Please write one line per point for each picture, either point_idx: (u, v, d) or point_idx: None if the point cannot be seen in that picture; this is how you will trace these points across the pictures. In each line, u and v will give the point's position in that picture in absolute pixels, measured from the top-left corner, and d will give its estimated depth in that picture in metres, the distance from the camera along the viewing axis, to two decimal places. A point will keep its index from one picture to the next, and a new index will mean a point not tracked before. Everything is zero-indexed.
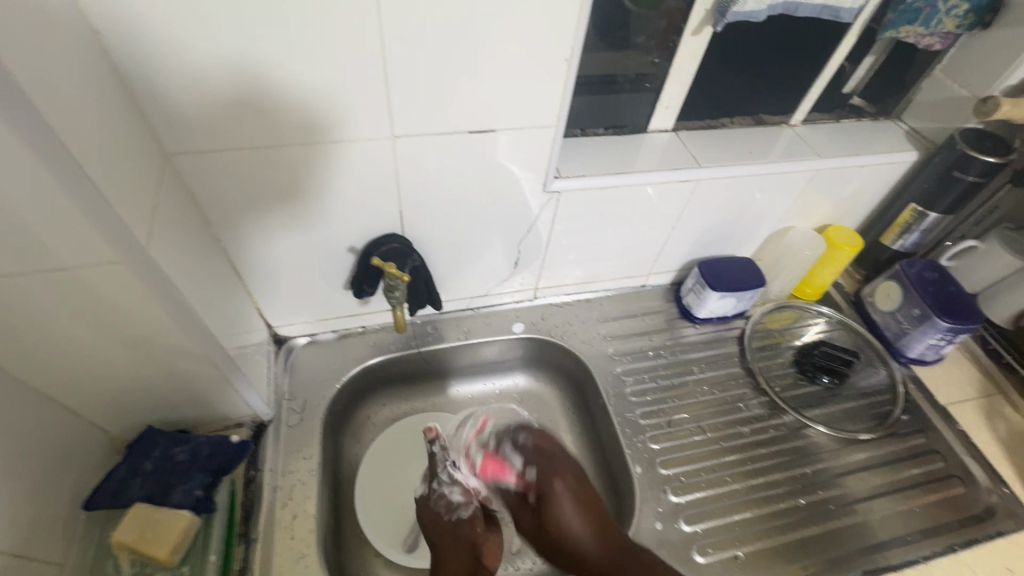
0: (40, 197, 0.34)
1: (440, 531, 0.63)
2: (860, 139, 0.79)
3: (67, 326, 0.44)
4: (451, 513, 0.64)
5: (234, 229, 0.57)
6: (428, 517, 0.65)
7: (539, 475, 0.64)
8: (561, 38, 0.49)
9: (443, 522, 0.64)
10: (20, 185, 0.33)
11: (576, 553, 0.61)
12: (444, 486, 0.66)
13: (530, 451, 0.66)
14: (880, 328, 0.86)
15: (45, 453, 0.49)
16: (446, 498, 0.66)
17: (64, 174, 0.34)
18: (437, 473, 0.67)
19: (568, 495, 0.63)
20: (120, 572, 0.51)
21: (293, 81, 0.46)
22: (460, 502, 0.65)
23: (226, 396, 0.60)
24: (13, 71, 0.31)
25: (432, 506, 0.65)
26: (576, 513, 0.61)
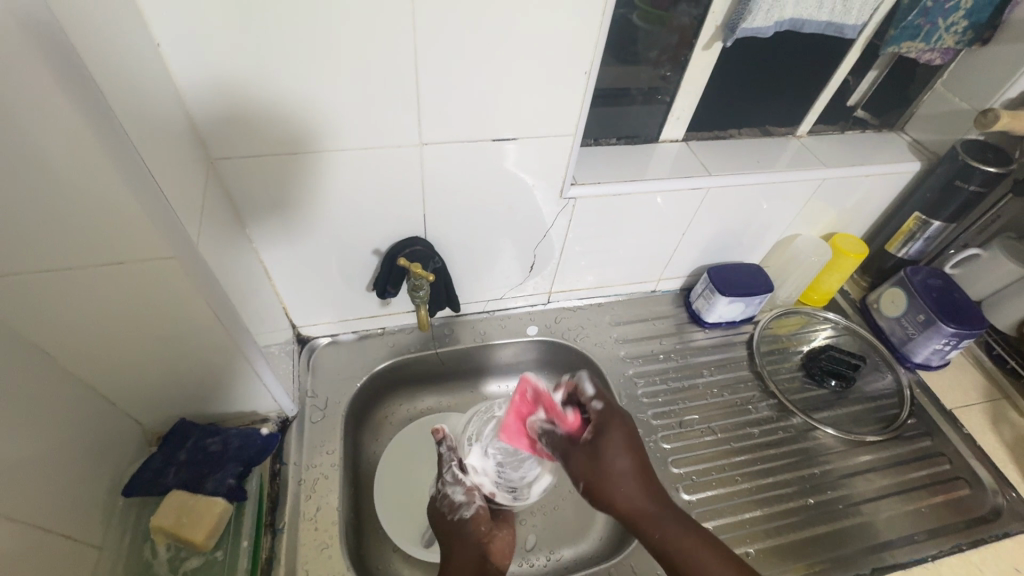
0: (110, 196, 0.38)
1: (445, 531, 0.65)
2: (864, 150, 0.82)
3: (117, 318, 0.47)
4: (453, 512, 0.65)
5: (268, 231, 0.60)
6: (435, 520, 0.67)
7: (600, 413, 0.57)
8: (581, 51, 0.52)
9: (447, 521, 0.65)
10: (93, 182, 0.36)
11: (618, 499, 0.53)
12: (447, 486, 0.68)
13: (600, 391, 0.60)
14: (886, 333, 0.88)
15: (89, 440, 0.51)
16: (450, 498, 0.67)
17: (130, 173, 0.37)
18: (442, 475, 0.69)
19: (623, 436, 0.55)
20: (156, 556, 0.54)
21: (330, 92, 0.49)
22: (463, 501, 0.67)
23: (255, 390, 0.62)
24: (96, 79, 0.34)
25: (437, 508, 0.67)
26: (625, 455, 0.54)
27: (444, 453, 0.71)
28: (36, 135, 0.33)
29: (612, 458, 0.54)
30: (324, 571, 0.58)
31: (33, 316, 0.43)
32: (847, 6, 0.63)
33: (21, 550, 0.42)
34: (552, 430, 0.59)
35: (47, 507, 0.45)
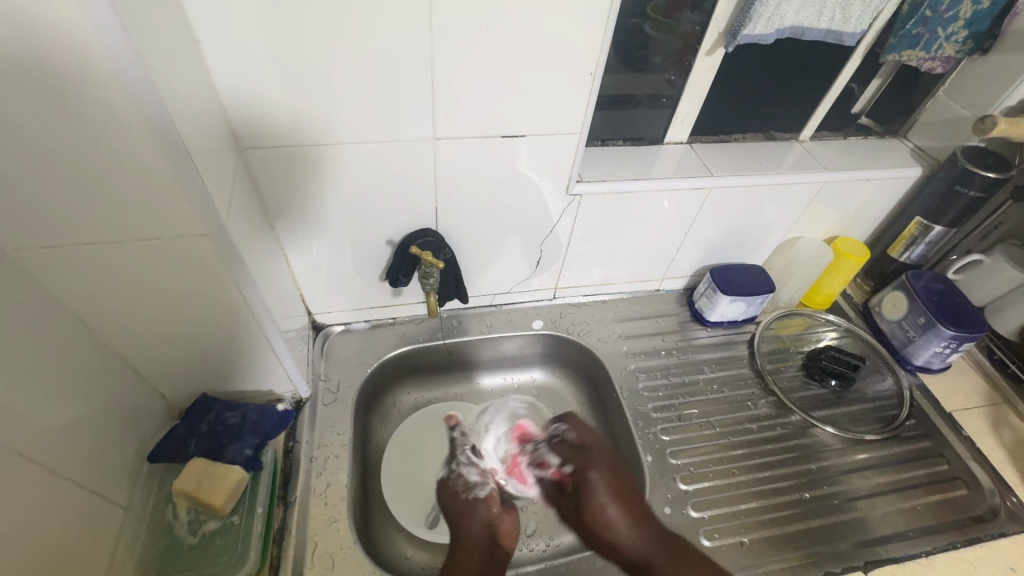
0: (154, 175, 0.41)
1: (455, 508, 0.67)
2: (866, 156, 0.84)
3: (151, 292, 0.50)
4: (468, 491, 0.68)
5: (289, 219, 0.64)
6: (445, 496, 0.68)
7: (574, 469, 0.64)
8: (588, 51, 0.55)
9: (460, 498, 0.67)
10: (140, 160, 0.40)
11: (615, 544, 0.60)
12: (462, 465, 0.70)
13: (567, 448, 0.66)
14: (887, 336, 0.89)
15: (118, 407, 0.55)
16: (463, 478, 0.70)
17: (173, 154, 0.41)
18: (457, 456, 0.72)
19: (603, 492, 0.61)
20: (177, 518, 0.56)
21: (352, 86, 0.53)
22: (476, 482, 0.69)
23: (274, 370, 0.65)
24: (149, 66, 0.38)
25: (449, 485, 0.69)
26: (613, 507, 0.60)
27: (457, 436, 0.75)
28: (92, 112, 0.37)
29: (600, 513, 0.60)
30: (332, 543, 0.61)
31: (75, 283, 0.47)
32: (846, 14, 0.66)
33: (54, 501, 0.45)
34: (544, 475, 0.68)
35: (79, 465, 0.49)
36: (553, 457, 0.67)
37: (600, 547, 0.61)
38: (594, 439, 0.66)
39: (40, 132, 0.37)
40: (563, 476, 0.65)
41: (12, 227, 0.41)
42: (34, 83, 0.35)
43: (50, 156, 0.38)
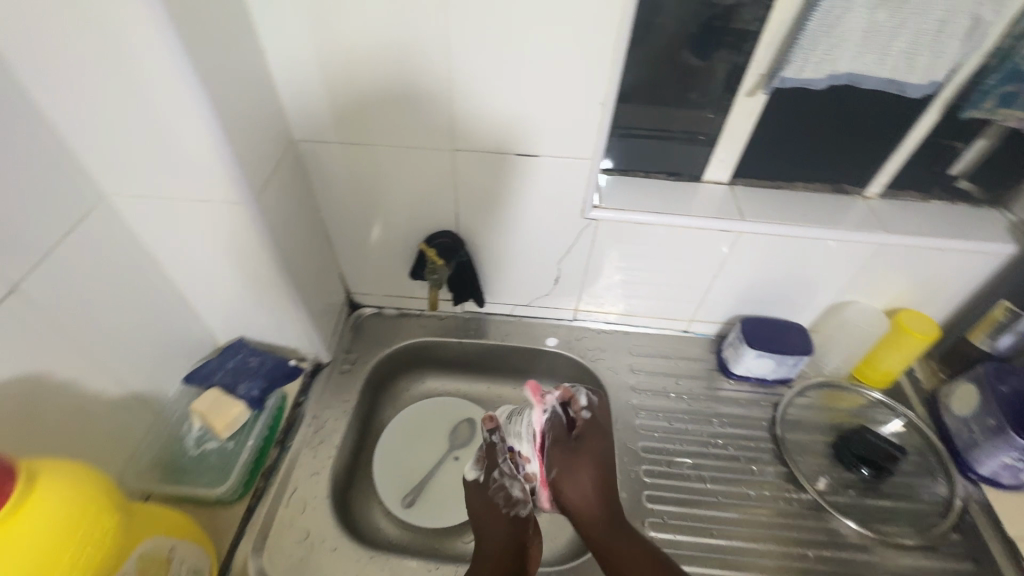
0: (203, 152, 0.50)
1: (489, 522, 0.68)
2: (946, 222, 0.74)
3: (200, 246, 0.62)
4: (508, 508, 0.69)
5: (331, 204, 0.74)
6: (482, 502, 0.70)
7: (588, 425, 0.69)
8: (600, 80, 0.57)
9: (500, 514, 0.68)
10: (192, 139, 0.49)
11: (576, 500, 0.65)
12: (507, 481, 0.71)
13: (597, 407, 0.71)
14: (951, 433, 0.77)
15: (171, 334, 0.67)
16: (506, 491, 0.70)
17: (218, 139, 0.50)
18: (500, 466, 0.71)
19: (596, 466, 0.66)
20: (188, 432, 0.67)
21: (385, 96, 0.60)
22: (519, 500, 0.69)
23: (298, 332, 0.75)
24: (206, 67, 0.46)
25: (492, 497, 0.70)
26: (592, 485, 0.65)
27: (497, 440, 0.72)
28: (159, 95, 0.46)
29: (579, 465, 0.66)
30: (309, 492, 0.69)
31: (147, 227, 0.59)
32: (911, 64, 0.60)
33: (98, 395, 0.57)
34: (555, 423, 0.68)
35: (127, 371, 0.60)
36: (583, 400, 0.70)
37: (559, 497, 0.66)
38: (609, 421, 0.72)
39: (121, 105, 0.47)
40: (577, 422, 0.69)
41: (105, 176, 0.53)
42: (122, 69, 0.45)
43: (128, 124, 0.48)
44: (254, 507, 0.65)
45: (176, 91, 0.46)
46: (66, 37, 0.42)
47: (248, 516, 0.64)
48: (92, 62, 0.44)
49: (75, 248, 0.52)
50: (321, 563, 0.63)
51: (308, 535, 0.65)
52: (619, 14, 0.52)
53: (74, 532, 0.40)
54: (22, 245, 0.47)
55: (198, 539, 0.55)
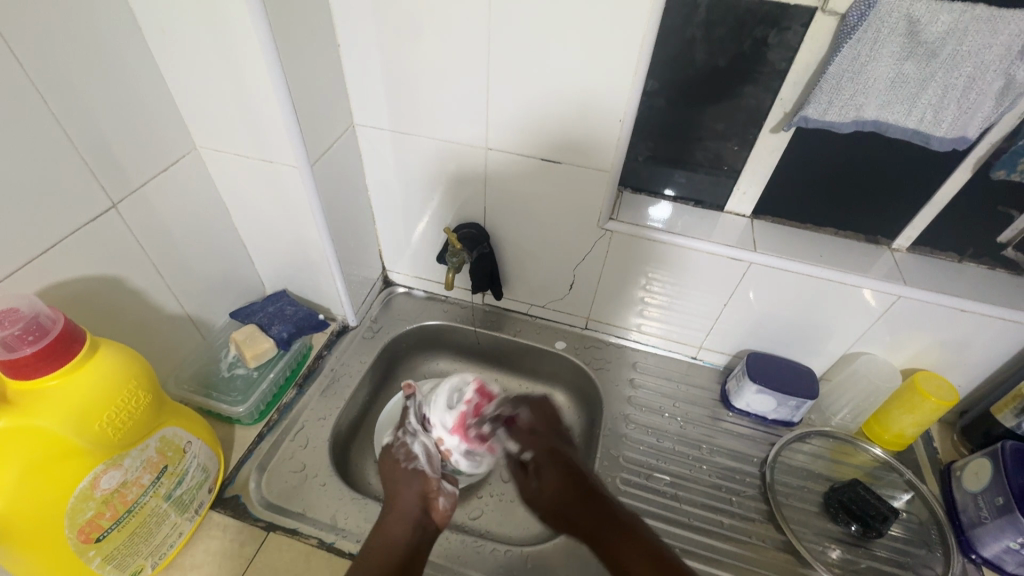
0: (275, 121, 0.62)
1: (394, 478, 0.72)
2: (978, 287, 0.72)
3: (263, 201, 0.73)
4: (407, 461, 0.73)
5: (378, 187, 0.84)
6: (387, 464, 0.74)
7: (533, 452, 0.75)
8: (619, 97, 0.63)
9: (400, 468, 0.73)
10: (268, 110, 0.61)
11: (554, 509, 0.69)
12: (407, 435, 0.76)
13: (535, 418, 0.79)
14: (957, 508, 0.72)
15: (228, 273, 0.78)
16: (407, 448, 0.75)
17: (287, 111, 0.60)
18: (404, 424, 0.77)
19: (556, 470, 0.72)
20: (224, 356, 0.78)
21: (432, 95, 0.69)
22: (418, 455, 0.74)
23: (333, 293, 0.85)
24: (286, 52, 0.57)
25: (392, 453, 0.75)
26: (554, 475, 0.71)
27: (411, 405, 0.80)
28: (246, 71, 0.57)
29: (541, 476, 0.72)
30: (313, 431, 0.77)
31: (225, 179, 0.71)
32: (937, 117, 0.61)
33: (162, 309, 0.68)
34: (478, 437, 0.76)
35: (190, 295, 0.72)
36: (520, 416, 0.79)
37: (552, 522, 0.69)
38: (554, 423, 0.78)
39: (221, 77, 0.59)
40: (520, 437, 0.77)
41: (201, 131, 0.66)
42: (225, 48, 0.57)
43: (225, 93, 0.60)
44: (264, 434, 0.74)
45: (259, 68, 0.57)
46: (188, 16, 0.54)
47: (257, 440, 0.74)
48: (204, 38, 0.56)
49: (165, 183, 0.64)
50: (308, 493, 0.70)
51: (304, 468, 0.73)
52: (638, 41, 0.58)
53: (118, 398, 0.49)
54: (127, 171, 0.59)
55: (210, 442, 0.63)
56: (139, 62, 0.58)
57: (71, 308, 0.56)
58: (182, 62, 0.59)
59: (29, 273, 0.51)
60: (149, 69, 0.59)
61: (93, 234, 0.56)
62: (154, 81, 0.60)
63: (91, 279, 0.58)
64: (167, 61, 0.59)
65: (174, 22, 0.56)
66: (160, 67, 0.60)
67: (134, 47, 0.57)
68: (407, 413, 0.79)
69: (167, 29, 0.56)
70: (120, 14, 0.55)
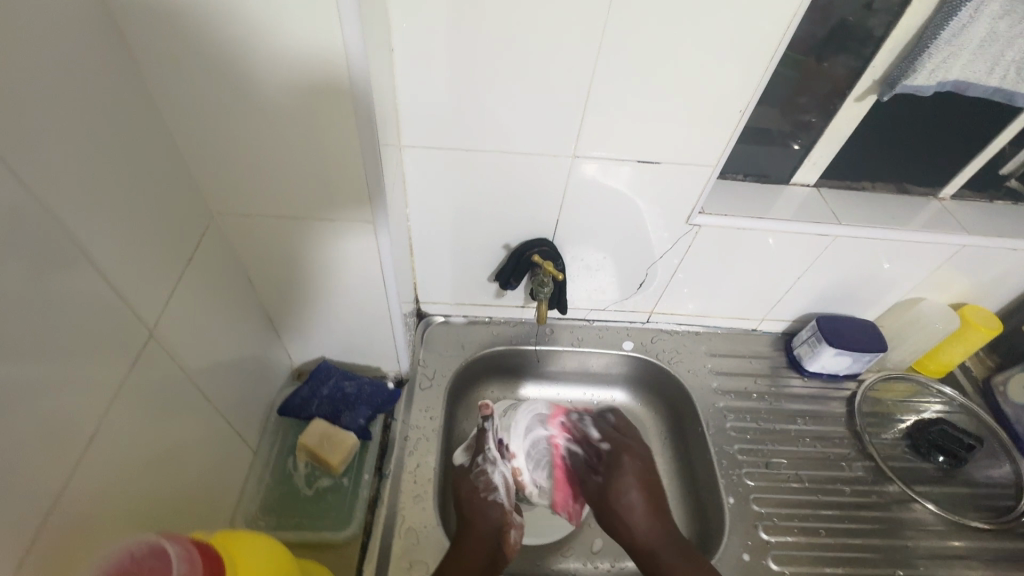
0: (350, 171, 0.47)
1: (475, 504, 0.66)
2: (1015, 223, 0.78)
3: (312, 267, 0.57)
4: (488, 493, 0.67)
5: (421, 213, 0.68)
6: (464, 489, 0.68)
7: (611, 447, 0.74)
8: (740, 89, 0.55)
9: (480, 499, 0.67)
10: (344, 164, 0.47)
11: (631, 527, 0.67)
12: (488, 462, 0.70)
13: (608, 429, 0.77)
14: (1010, 420, 0.82)
15: (257, 360, 0.60)
16: (487, 477, 0.69)
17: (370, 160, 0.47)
18: (483, 451, 0.71)
19: (638, 464, 0.72)
20: (296, 470, 0.63)
21: (509, 105, 0.56)
22: (499, 486, 0.69)
23: (388, 350, 0.70)
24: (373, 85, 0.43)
25: (472, 480, 0.69)
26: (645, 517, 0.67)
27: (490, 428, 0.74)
28: (325, 116, 0.43)
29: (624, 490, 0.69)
30: (418, 521, 0.63)
31: (255, 245, 0.54)
32: (1022, 74, 0.62)
33: (207, 435, 0.51)
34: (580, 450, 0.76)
35: (230, 403, 0.55)
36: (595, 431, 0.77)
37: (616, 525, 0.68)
38: (631, 429, 0.77)
39: (280, 124, 0.44)
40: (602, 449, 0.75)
41: (228, 190, 0.49)
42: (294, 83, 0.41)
43: (283, 143, 0.45)
44: (367, 544, 0.61)
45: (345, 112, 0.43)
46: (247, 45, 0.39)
47: (363, 554, 0.60)
48: (265, 68, 0.40)
49: (194, 274, 0.47)
50: None
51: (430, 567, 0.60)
52: (779, 36, 0.51)
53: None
54: (156, 275, 0.42)
55: None
56: (141, 117, 0.40)
57: (131, 479, 0.41)
58: (202, 107, 0.42)
59: (85, 461, 0.36)
60: (152, 123, 0.42)
61: (135, 381, 0.40)
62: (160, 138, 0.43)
63: (142, 439, 0.41)
64: (177, 106, 0.42)
65: (198, 52, 0.39)
66: (165, 117, 0.43)
67: (131, 95, 0.39)
68: (484, 437, 0.72)
69: (184, 62, 0.40)
70: (113, 48, 0.37)
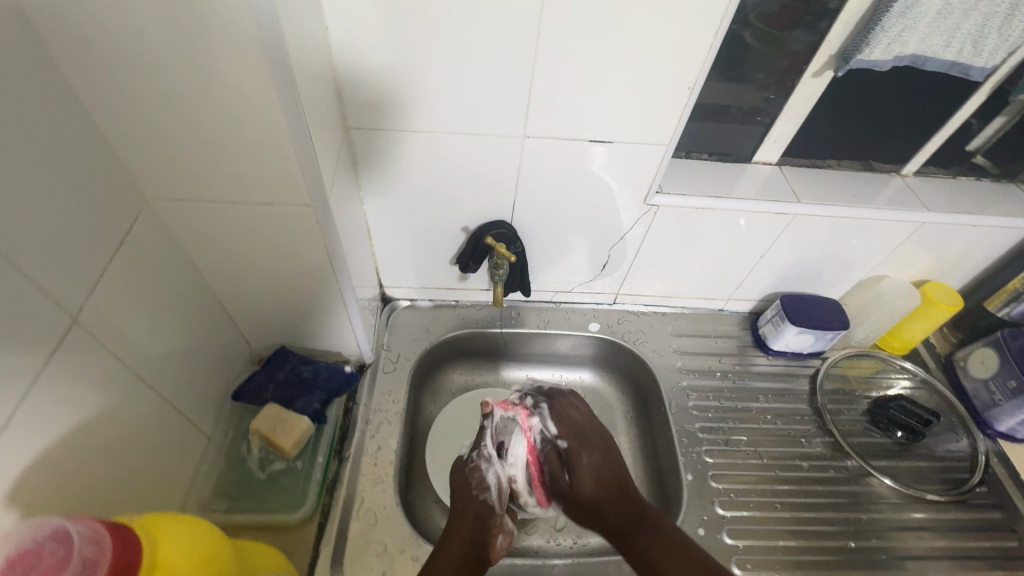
0: (283, 156, 0.46)
1: (464, 498, 0.63)
2: (977, 199, 0.78)
3: (257, 252, 0.56)
4: (479, 492, 0.64)
5: (375, 195, 0.67)
6: (459, 481, 0.65)
7: (568, 445, 0.66)
8: (687, 63, 0.54)
9: (471, 496, 0.63)
10: (275, 148, 0.45)
11: (599, 512, 0.62)
12: (483, 459, 0.65)
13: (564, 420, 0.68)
14: (968, 394, 0.83)
15: (208, 347, 0.60)
16: (480, 474, 0.65)
17: (301, 142, 0.45)
18: (483, 447, 0.66)
19: (594, 459, 0.65)
20: (250, 454, 0.64)
21: (452, 82, 0.55)
22: (491, 486, 0.64)
23: (346, 334, 0.70)
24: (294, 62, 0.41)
25: (466, 473, 0.66)
26: (592, 480, 0.64)
27: (492, 422, 0.68)
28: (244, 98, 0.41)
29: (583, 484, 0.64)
30: (377, 503, 0.64)
31: (194, 232, 0.52)
32: (977, 47, 0.61)
33: (152, 422, 0.51)
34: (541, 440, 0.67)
35: (178, 390, 0.55)
36: (555, 416, 0.68)
37: (581, 514, 0.63)
38: (589, 422, 0.69)
39: (201, 108, 0.42)
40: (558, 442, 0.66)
41: (157, 178, 0.47)
42: (207, 65, 0.39)
43: (206, 127, 0.43)
44: (325, 524, 0.62)
45: (267, 92, 0.41)
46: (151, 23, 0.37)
47: (319, 536, 0.61)
48: (177, 51, 0.38)
49: (125, 263, 0.46)
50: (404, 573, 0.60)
51: (387, 547, 0.61)
52: (721, 7, 0.50)
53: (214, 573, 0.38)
54: (81, 263, 0.41)
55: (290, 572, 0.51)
56: (56, 102, 0.39)
57: (63, 470, 0.40)
58: (120, 91, 0.40)
59: (5, 453, 0.35)
60: (68, 109, 0.40)
61: (63, 371, 0.40)
62: (79, 124, 0.41)
63: (72, 429, 0.41)
64: (95, 91, 0.40)
65: (109, 33, 0.37)
66: (83, 102, 0.41)
67: (42, 79, 0.37)
68: (484, 432, 0.68)
69: (95, 43, 0.37)
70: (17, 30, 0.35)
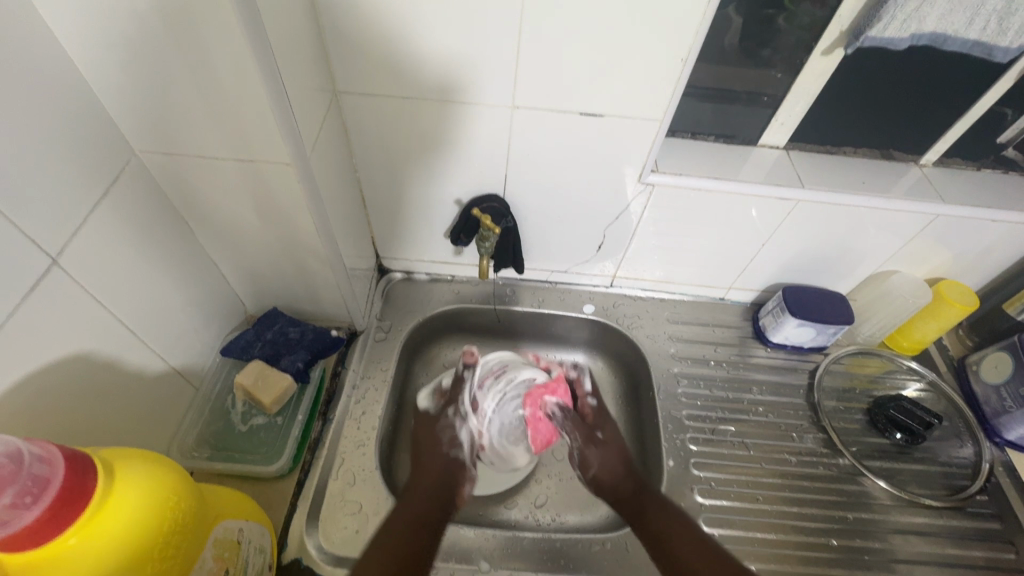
0: (260, 114, 0.46)
1: (428, 444, 0.66)
2: (1003, 193, 0.73)
3: (243, 211, 0.57)
4: (450, 449, 0.65)
5: (370, 164, 0.68)
6: (426, 432, 0.67)
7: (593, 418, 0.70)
8: (678, 34, 0.53)
9: (439, 450, 0.65)
10: (250, 104, 0.46)
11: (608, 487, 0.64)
12: (458, 418, 0.68)
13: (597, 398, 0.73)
14: (978, 400, 0.79)
15: (198, 302, 0.62)
16: (451, 433, 0.67)
17: (275, 99, 0.46)
18: (458, 404, 0.69)
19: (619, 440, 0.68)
20: (234, 407, 0.66)
21: (436, 47, 0.55)
22: (462, 443, 0.66)
23: (336, 300, 0.71)
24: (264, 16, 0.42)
25: (439, 428, 0.67)
26: (611, 458, 0.65)
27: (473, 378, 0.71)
28: (217, 52, 0.42)
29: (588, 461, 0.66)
30: (355, 463, 0.66)
31: (183, 188, 0.54)
32: (1003, 26, 0.57)
33: (135, 367, 0.54)
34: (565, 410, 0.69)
35: (165, 341, 0.58)
36: (587, 384, 0.73)
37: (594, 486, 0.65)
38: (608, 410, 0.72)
39: (178, 64, 0.43)
40: (586, 411, 0.71)
41: (145, 131, 0.49)
42: (180, 20, 0.40)
43: (185, 82, 0.44)
44: (303, 481, 0.64)
45: (238, 47, 0.41)
46: None
47: (297, 491, 0.63)
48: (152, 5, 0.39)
49: (109, 213, 0.48)
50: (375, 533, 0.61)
51: (361, 507, 0.62)
52: None
53: (175, 497, 0.40)
54: (62, 208, 0.43)
55: (258, 518, 0.53)
56: (43, 52, 0.41)
57: (40, 401, 0.43)
58: (100, 43, 0.42)
59: None
60: (52, 58, 0.41)
61: (38, 307, 0.42)
62: (63, 73, 0.42)
63: (49, 365, 0.44)
64: (80, 41, 0.42)
65: None
66: (69, 51, 0.42)
67: (25, 27, 0.39)
68: (462, 387, 0.70)
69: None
70: None
